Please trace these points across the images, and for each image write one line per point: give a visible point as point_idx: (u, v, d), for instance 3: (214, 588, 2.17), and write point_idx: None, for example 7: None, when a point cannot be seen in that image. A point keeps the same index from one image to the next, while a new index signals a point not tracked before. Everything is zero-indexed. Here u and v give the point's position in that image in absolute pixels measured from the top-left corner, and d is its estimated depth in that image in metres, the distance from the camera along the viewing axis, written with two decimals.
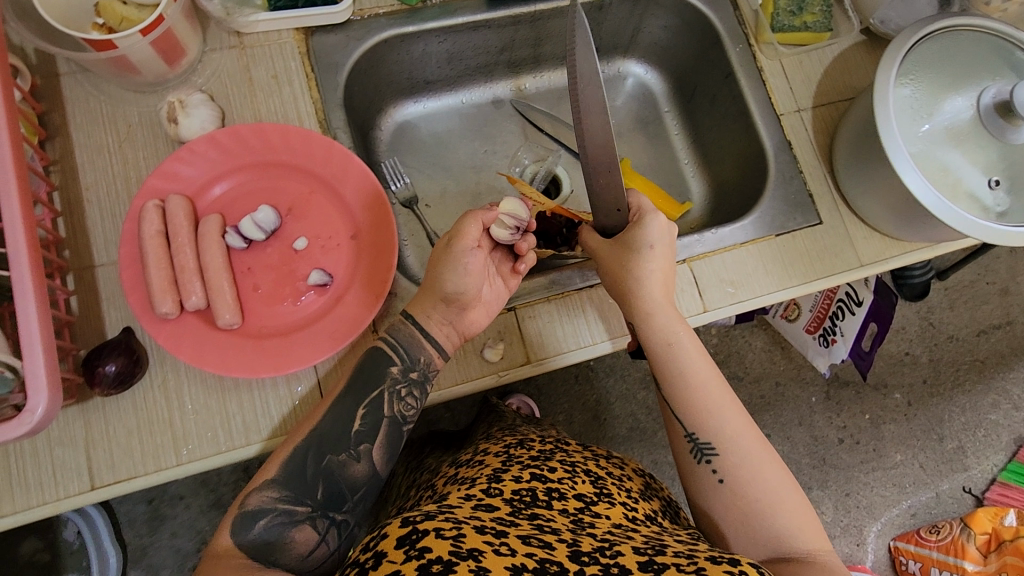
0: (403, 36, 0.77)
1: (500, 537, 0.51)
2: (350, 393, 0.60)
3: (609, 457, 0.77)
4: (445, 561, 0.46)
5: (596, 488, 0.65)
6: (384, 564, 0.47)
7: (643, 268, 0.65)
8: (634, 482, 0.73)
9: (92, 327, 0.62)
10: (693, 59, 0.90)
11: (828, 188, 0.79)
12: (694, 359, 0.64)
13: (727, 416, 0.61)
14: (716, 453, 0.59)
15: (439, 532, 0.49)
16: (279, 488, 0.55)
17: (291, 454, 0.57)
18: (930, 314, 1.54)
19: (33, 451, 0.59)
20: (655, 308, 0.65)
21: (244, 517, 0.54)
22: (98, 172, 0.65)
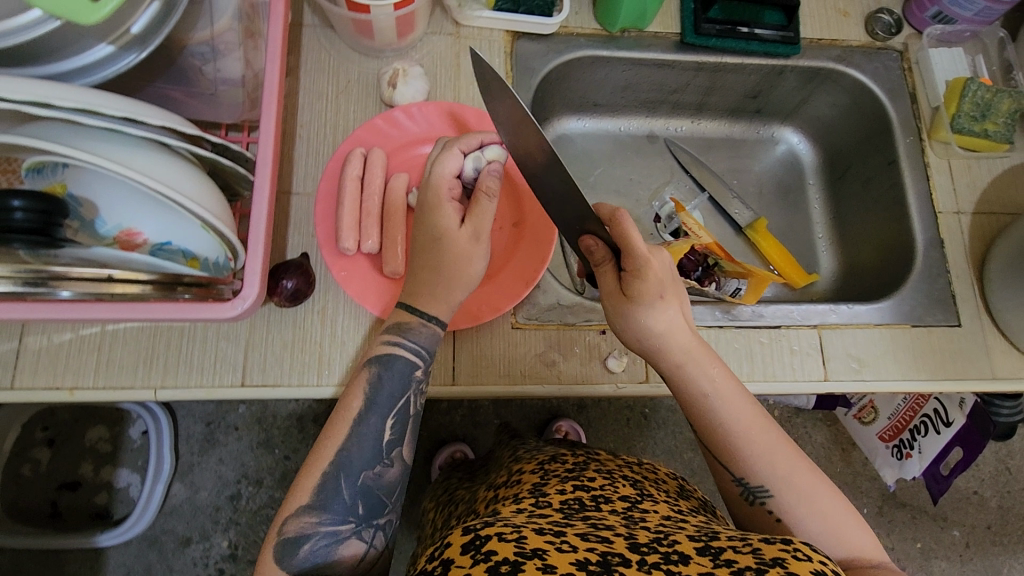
0: (595, 58, 0.83)
1: (560, 536, 0.51)
2: (371, 410, 0.60)
3: (640, 462, 0.76)
4: (512, 562, 0.46)
5: (638, 490, 0.66)
6: (454, 569, 0.48)
7: (659, 317, 0.59)
8: (668, 485, 0.71)
9: (277, 244, 0.69)
10: (856, 140, 0.92)
11: (973, 294, 0.79)
12: (731, 403, 0.59)
13: (770, 454, 0.57)
14: (769, 495, 0.56)
15: (502, 537, 0.50)
16: (318, 511, 0.56)
17: (323, 477, 0.57)
18: (1010, 458, 1.47)
19: (202, 338, 0.66)
20: (682, 357, 0.60)
21: (286, 542, 0.55)
22: (314, 114, 0.73)
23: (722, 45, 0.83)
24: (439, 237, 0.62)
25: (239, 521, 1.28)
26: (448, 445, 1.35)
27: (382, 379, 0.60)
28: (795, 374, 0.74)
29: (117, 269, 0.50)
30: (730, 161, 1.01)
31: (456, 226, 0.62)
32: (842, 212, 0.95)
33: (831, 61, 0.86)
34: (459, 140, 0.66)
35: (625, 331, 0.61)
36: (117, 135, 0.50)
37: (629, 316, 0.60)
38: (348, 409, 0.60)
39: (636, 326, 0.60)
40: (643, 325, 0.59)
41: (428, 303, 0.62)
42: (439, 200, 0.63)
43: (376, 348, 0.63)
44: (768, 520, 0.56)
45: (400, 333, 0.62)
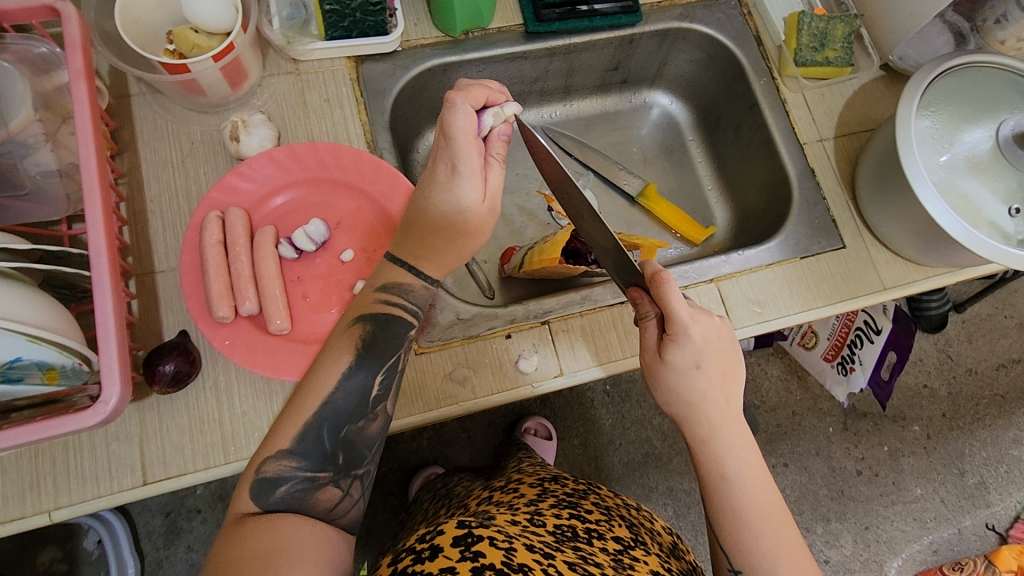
0: (445, 65, 0.82)
1: (548, 560, 0.54)
2: (363, 364, 0.57)
3: (641, 510, 0.78)
4: (497, 568, 0.50)
5: (632, 534, 0.67)
6: (441, 559, 0.51)
7: (689, 383, 0.59)
8: (663, 539, 0.73)
9: (151, 329, 0.65)
10: (718, 91, 0.94)
11: (850, 213, 0.82)
12: (749, 498, 0.57)
13: (777, 554, 0.56)
14: None
15: (492, 541, 0.53)
16: (298, 456, 0.53)
17: (305, 426, 0.54)
18: (948, 347, 1.54)
19: (91, 446, 0.62)
20: (710, 430, 0.59)
21: (262, 482, 0.52)
22: (161, 186, 0.70)
23: (566, 27, 0.84)
24: (461, 212, 0.58)
25: None
26: (420, 470, 1.32)
27: (376, 331, 0.59)
28: None
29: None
30: (610, 135, 1.02)
31: (477, 197, 0.58)
32: (723, 159, 0.98)
33: (675, 20, 0.88)
34: (467, 94, 0.58)
35: (653, 387, 0.62)
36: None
37: (659, 375, 0.61)
38: (336, 362, 0.56)
39: (666, 384, 0.60)
40: (671, 384, 0.60)
41: (423, 263, 0.62)
42: (466, 167, 0.57)
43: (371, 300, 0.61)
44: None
45: (403, 293, 0.62)
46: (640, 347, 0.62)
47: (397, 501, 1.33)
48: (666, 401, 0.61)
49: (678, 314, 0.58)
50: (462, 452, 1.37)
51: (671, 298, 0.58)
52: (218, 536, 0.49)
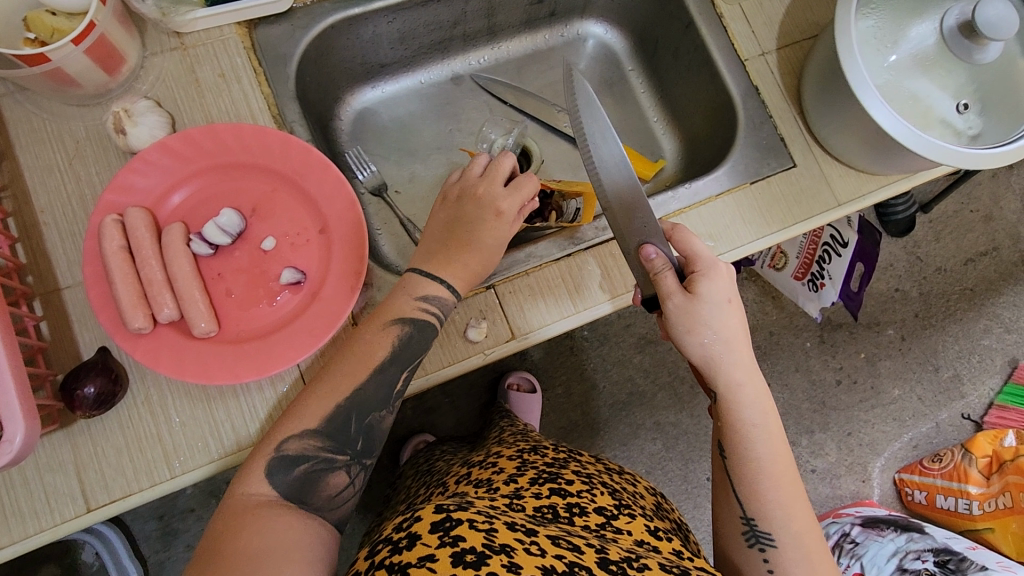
0: (350, 19, 0.74)
1: (530, 536, 0.54)
2: (395, 361, 0.60)
3: (621, 471, 0.77)
4: (477, 552, 0.49)
5: (613, 499, 0.66)
6: (419, 546, 0.50)
7: (721, 322, 0.58)
8: (646, 499, 0.73)
9: (66, 351, 0.61)
10: (653, 13, 0.88)
11: (799, 129, 0.78)
12: (769, 442, 0.58)
13: (787, 501, 0.57)
14: (771, 543, 0.57)
15: (472, 523, 0.52)
16: (323, 437, 0.56)
17: (337, 408, 0.57)
18: (917, 248, 1.54)
19: (23, 481, 0.58)
20: (735, 373, 0.58)
21: (282, 459, 0.54)
22: (51, 193, 0.63)
23: None
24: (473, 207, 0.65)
25: None
26: (410, 439, 1.31)
27: (411, 334, 0.61)
28: None
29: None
30: (546, 75, 0.95)
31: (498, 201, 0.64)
32: (666, 87, 0.92)
33: None
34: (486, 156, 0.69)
35: (683, 334, 0.58)
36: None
37: (694, 318, 0.57)
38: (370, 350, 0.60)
39: (702, 326, 0.57)
40: (706, 325, 0.57)
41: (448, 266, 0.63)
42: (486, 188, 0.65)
43: (404, 305, 0.62)
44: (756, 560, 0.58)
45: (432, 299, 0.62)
46: (665, 295, 0.57)
47: (389, 472, 1.33)
48: (694, 349, 0.58)
49: (705, 253, 0.59)
50: (447, 417, 1.37)
51: (693, 242, 0.59)
52: (220, 515, 0.51)
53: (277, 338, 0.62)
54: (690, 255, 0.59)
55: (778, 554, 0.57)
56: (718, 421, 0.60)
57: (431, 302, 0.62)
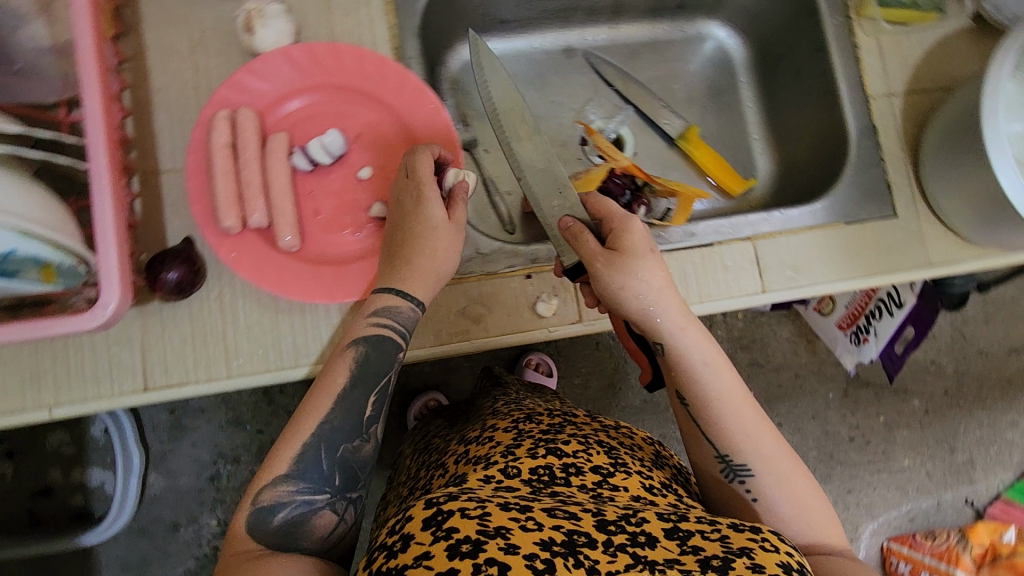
0: None
1: (524, 512, 0.47)
2: (360, 385, 0.56)
3: (619, 426, 0.72)
4: (473, 542, 0.43)
5: (612, 458, 0.62)
6: (413, 548, 0.44)
7: (652, 273, 0.58)
8: (644, 449, 0.68)
9: (154, 233, 0.62)
10: (783, 28, 0.85)
11: (908, 180, 0.76)
12: (727, 377, 0.58)
13: (755, 432, 0.56)
14: (748, 473, 0.55)
15: (464, 511, 0.46)
16: (296, 480, 0.51)
17: (302, 448, 0.52)
18: (963, 326, 1.50)
19: (91, 346, 0.60)
20: (676, 320, 0.58)
21: (259, 511, 0.50)
22: (169, 76, 0.64)
23: None
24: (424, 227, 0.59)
25: (225, 499, 1.25)
26: (421, 395, 1.32)
27: (372, 357, 0.56)
28: (731, 291, 0.71)
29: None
30: (657, 67, 0.93)
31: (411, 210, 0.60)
32: (777, 106, 0.90)
33: None
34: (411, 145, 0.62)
35: (616, 292, 0.57)
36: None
37: (624, 272, 0.57)
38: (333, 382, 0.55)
39: (631, 280, 0.57)
40: (636, 278, 0.57)
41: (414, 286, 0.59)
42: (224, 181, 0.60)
43: (360, 327, 0.58)
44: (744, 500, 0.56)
45: (387, 314, 0.58)
46: (588, 257, 0.58)
47: (396, 419, 1.34)
48: (631, 304, 0.58)
49: (619, 209, 0.61)
50: (463, 380, 1.37)
51: (603, 203, 0.62)
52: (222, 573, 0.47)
53: (357, 266, 0.62)
54: (605, 216, 0.61)
55: (757, 483, 0.55)
56: (670, 373, 0.59)
57: (386, 318, 0.57)
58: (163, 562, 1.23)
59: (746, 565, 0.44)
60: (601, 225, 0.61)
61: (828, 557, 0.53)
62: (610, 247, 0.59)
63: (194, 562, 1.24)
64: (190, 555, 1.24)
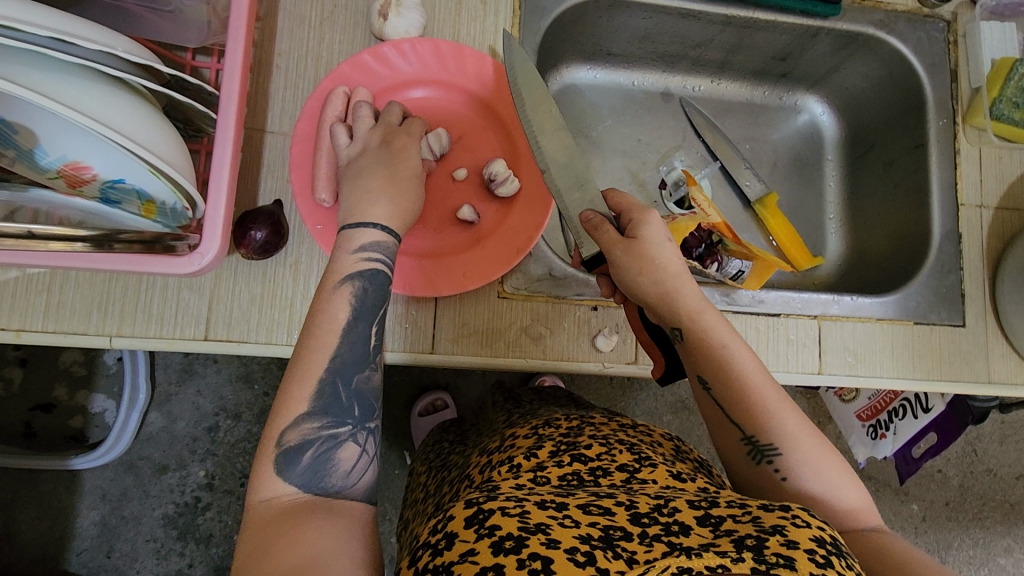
0: (614, 1, 0.74)
1: (562, 509, 0.44)
2: (361, 318, 0.53)
3: (636, 423, 0.67)
4: (516, 537, 0.40)
5: (636, 454, 0.57)
6: (457, 545, 0.41)
7: (669, 254, 0.55)
8: (665, 445, 0.63)
9: (247, 189, 0.63)
10: (883, 117, 0.85)
11: (983, 292, 0.76)
12: (746, 356, 0.54)
13: (780, 415, 0.52)
14: (778, 452, 0.52)
15: (505, 510, 0.43)
16: (318, 415, 0.49)
17: (319, 384, 0.49)
18: (976, 441, 1.48)
19: (162, 285, 0.61)
20: (694, 304, 0.55)
21: (284, 455, 0.48)
22: (294, 42, 0.65)
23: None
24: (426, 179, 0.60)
25: (217, 453, 1.24)
26: (427, 392, 1.22)
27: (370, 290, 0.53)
28: (788, 365, 0.71)
29: (38, 226, 0.47)
30: (747, 128, 0.93)
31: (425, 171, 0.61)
32: (858, 191, 0.90)
33: (872, 26, 0.78)
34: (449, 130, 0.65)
35: (634, 277, 0.54)
36: (32, 52, 0.41)
37: (640, 257, 0.54)
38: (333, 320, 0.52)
39: (650, 265, 0.54)
40: (656, 261, 0.54)
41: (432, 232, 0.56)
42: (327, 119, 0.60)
43: (347, 265, 0.53)
44: (772, 479, 0.52)
45: (373, 249, 0.55)
46: (607, 245, 0.54)
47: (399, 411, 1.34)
48: (648, 288, 0.55)
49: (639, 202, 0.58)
50: None
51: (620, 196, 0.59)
52: (249, 536, 0.43)
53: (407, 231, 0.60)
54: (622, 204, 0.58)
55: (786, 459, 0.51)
56: (692, 360, 0.56)
57: (372, 248, 0.54)
58: (141, 501, 1.22)
59: (780, 541, 0.39)
60: (622, 219, 0.58)
61: (867, 536, 0.49)
62: (628, 236, 0.55)
63: (173, 509, 1.22)
64: (169, 501, 1.22)
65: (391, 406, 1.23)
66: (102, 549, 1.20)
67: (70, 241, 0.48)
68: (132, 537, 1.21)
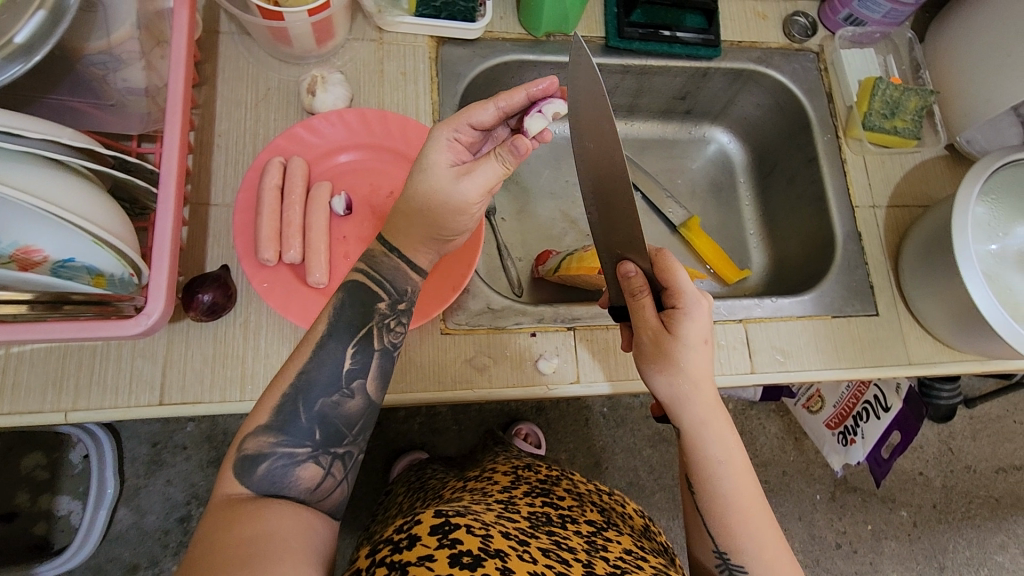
0: (522, 62, 0.83)
1: (522, 545, 0.47)
2: (333, 336, 0.56)
3: (612, 492, 0.69)
4: (474, 555, 0.43)
5: (606, 519, 0.60)
6: (417, 547, 0.44)
7: (690, 358, 0.58)
8: (635, 520, 0.65)
9: (195, 258, 0.67)
10: (780, 139, 0.95)
11: (890, 283, 0.82)
12: (745, 472, 0.58)
13: (754, 536, 0.56)
14: (744, 574, 0.56)
15: (470, 528, 0.46)
16: (276, 431, 0.52)
17: (281, 399, 0.53)
18: (950, 439, 1.52)
19: (116, 357, 0.63)
20: (701, 412, 0.58)
21: (243, 460, 0.51)
22: (232, 123, 0.72)
23: (646, 48, 0.84)
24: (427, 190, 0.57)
25: (190, 544, 1.20)
26: (404, 454, 1.22)
27: (344, 305, 0.57)
28: (722, 368, 0.76)
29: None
30: (664, 161, 1.03)
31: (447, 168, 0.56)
32: (771, 206, 0.98)
33: (752, 62, 0.88)
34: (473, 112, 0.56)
35: (653, 372, 0.59)
36: None
37: (667, 357, 0.58)
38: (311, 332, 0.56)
39: (682, 372, 0.58)
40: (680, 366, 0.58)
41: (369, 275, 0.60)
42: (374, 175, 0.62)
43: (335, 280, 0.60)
44: None
45: (367, 263, 0.60)
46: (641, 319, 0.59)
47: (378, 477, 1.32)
48: (675, 388, 0.58)
49: (695, 295, 0.58)
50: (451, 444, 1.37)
51: (675, 271, 0.58)
52: (204, 518, 0.47)
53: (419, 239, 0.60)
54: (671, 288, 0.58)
55: None
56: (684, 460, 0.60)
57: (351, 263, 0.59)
58: None
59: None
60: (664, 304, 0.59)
61: None
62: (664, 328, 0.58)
63: None
64: None
65: (368, 472, 1.23)
66: None
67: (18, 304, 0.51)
68: None
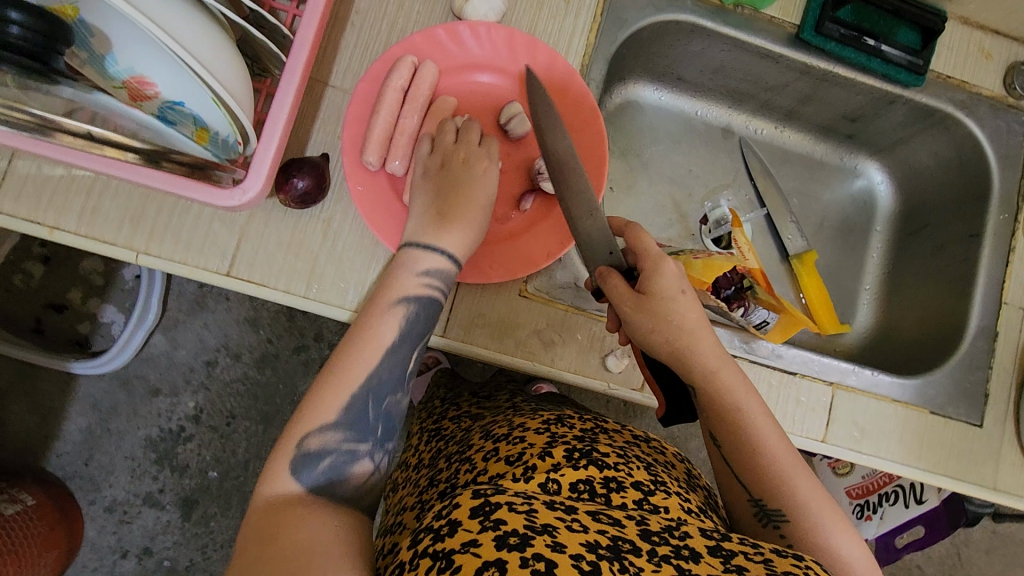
0: (696, 27, 0.73)
1: (570, 513, 0.42)
2: (405, 342, 0.52)
3: (649, 439, 0.64)
4: (521, 535, 0.38)
5: (652, 478, 0.51)
6: (460, 534, 0.38)
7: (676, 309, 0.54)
8: (677, 469, 0.59)
9: (298, 139, 0.63)
10: (942, 198, 0.83)
11: (1008, 398, 0.73)
12: (761, 419, 0.53)
13: (789, 474, 0.51)
14: (785, 517, 0.50)
15: (512, 506, 0.40)
16: (341, 427, 0.49)
17: (350, 398, 0.49)
18: (962, 544, 1.42)
19: (196, 213, 0.61)
20: (711, 359, 0.54)
21: (302, 456, 0.47)
22: (373, 3, 0.65)
23: (840, 53, 0.73)
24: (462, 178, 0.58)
25: (210, 388, 1.25)
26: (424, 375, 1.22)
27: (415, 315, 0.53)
28: (794, 426, 0.69)
29: (100, 129, 0.46)
30: (800, 181, 0.92)
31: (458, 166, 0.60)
32: (900, 268, 0.88)
33: (951, 104, 0.75)
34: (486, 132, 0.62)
35: (646, 333, 0.54)
36: None
37: (651, 313, 0.54)
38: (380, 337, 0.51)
39: (661, 321, 0.54)
40: (668, 319, 0.54)
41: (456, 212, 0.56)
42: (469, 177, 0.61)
43: (408, 286, 0.53)
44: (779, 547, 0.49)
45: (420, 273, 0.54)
46: (617, 299, 0.55)
47: None
48: (660, 345, 0.55)
49: (657, 248, 0.55)
50: None
51: (641, 238, 0.56)
52: (247, 520, 0.44)
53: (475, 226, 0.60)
54: (638, 251, 0.56)
55: (794, 527, 0.49)
56: (705, 417, 0.56)
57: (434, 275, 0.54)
58: (128, 418, 1.24)
59: None
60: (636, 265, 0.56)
61: None
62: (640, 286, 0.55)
63: (156, 432, 1.24)
64: (155, 424, 1.24)
65: None
66: (81, 457, 1.22)
67: (123, 152, 0.49)
68: (111, 450, 1.23)
